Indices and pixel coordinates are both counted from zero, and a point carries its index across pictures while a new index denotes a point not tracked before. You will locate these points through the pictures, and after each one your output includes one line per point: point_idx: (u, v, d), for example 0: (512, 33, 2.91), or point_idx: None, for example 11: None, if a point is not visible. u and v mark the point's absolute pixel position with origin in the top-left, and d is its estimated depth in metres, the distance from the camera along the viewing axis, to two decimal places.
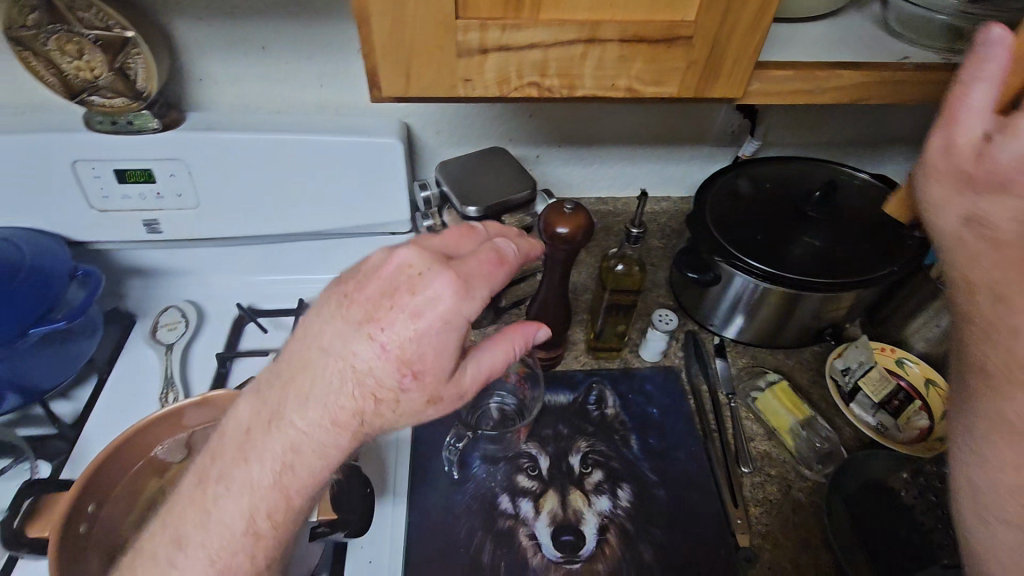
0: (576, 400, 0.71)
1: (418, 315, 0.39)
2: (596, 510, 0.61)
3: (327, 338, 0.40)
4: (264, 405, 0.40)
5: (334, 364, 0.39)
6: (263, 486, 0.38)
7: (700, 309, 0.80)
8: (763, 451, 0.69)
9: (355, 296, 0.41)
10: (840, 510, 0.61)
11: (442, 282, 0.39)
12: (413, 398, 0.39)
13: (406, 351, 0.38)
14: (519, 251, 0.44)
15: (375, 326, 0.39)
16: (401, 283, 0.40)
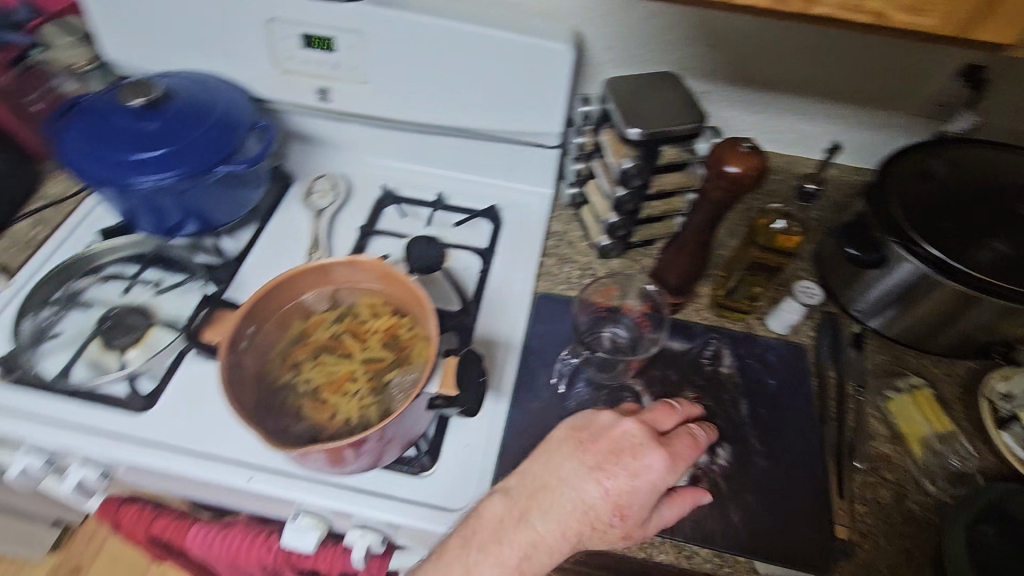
0: (691, 351, 0.69)
1: (633, 475, 0.47)
2: (691, 460, 0.61)
3: (564, 472, 0.48)
4: (511, 505, 0.49)
5: (570, 502, 0.47)
6: (507, 570, 0.47)
7: (848, 291, 0.72)
8: (882, 453, 0.64)
9: (588, 444, 0.49)
10: (959, 532, 0.55)
11: (656, 457, 0.47)
12: (619, 540, 0.48)
13: (619, 502, 0.47)
14: (708, 435, 0.51)
15: (599, 470, 0.47)
16: (625, 449, 0.48)
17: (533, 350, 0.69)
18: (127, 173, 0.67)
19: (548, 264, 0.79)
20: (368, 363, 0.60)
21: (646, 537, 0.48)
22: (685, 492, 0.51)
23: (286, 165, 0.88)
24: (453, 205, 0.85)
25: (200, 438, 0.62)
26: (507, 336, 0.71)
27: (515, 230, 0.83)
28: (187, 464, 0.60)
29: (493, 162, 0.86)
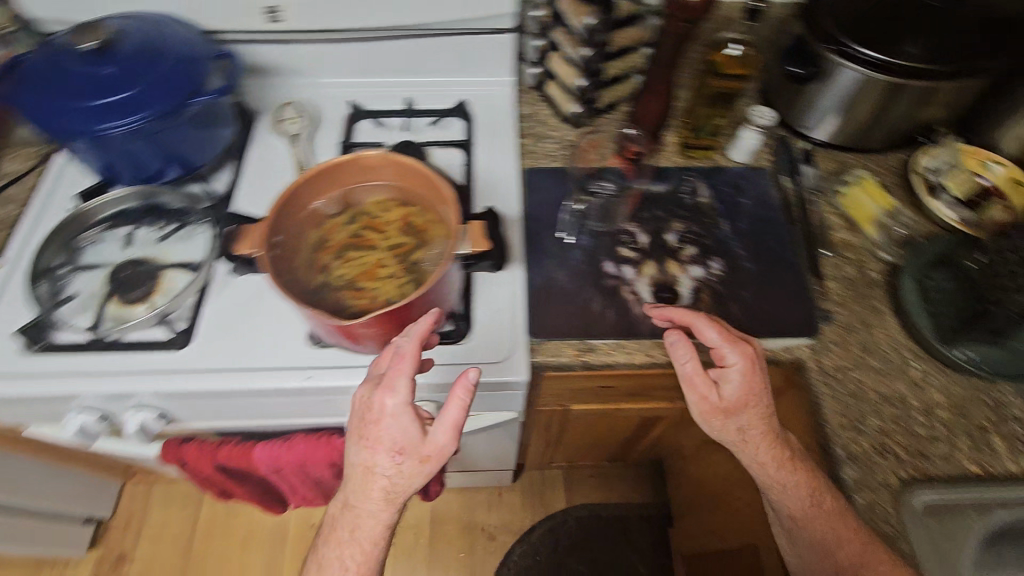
0: (671, 190, 0.77)
1: (382, 426, 0.56)
2: (690, 275, 0.70)
3: (352, 454, 0.58)
4: (344, 493, 0.60)
5: (362, 474, 0.57)
6: (363, 535, 0.60)
7: (794, 112, 0.82)
8: (842, 239, 0.75)
9: (352, 423, 0.58)
10: (909, 284, 0.70)
11: (381, 397, 0.55)
12: (415, 467, 0.56)
13: (386, 447, 0.56)
14: (413, 337, 0.57)
15: (366, 443, 0.56)
16: (364, 410, 0.57)
17: (532, 218, 0.75)
18: (94, 120, 0.65)
19: (525, 144, 0.84)
20: (393, 249, 0.64)
21: (440, 452, 0.56)
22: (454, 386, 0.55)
23: (247, 101, 0.87)
24: (422, 109, 0.87)
25: (248, 356, 0.66)
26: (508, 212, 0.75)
27: (487, 121, 0.87)
28: (246, 379, 0.64)
29: (453, 60, 0.88)
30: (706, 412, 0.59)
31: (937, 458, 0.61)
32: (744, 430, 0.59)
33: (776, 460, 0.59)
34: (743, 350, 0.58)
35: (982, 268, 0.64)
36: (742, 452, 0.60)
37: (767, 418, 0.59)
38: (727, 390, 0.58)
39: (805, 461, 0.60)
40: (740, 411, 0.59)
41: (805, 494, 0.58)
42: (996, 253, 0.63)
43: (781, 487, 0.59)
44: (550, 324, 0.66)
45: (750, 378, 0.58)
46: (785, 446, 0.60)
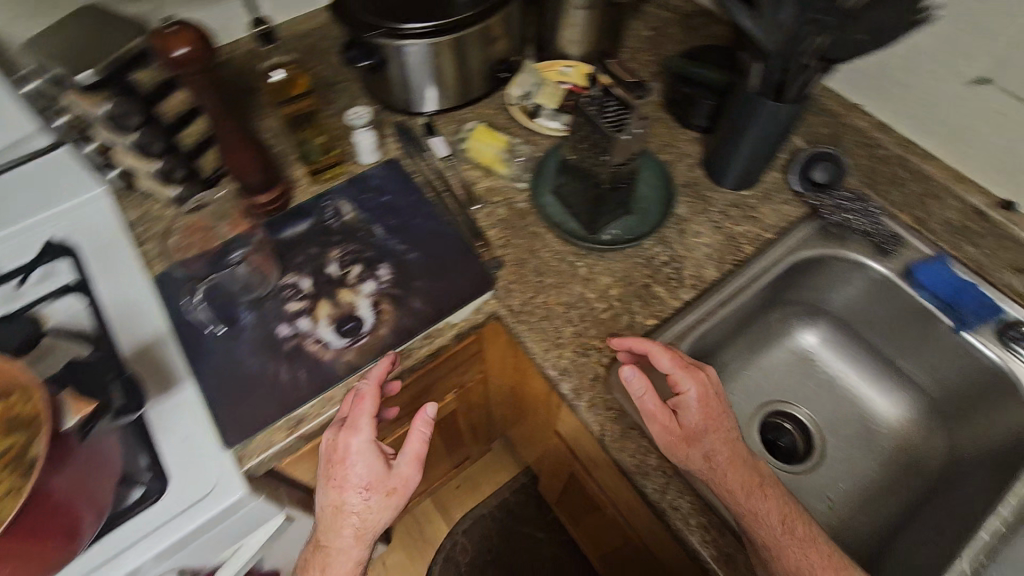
0: (315, 223, 0.74)
1: (344, 466, 0.57)
2: (365, 294, 0.69)
3: (325, 499, 0.58)
4: (316, 546, 0.60)
5: (331, 515, 0.58)
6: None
7: (394, 98, 0.85)
8: (486, 188, 0.80)
9: (322, 472, 0.59)
10: (550, 201, 0.78)
11: (352, 438, 0.57)
12: (382, 501, 0.58)
13: (350, 486, 0.57)
14: (373, 378, 0.59)
15: (334, 487, 0.57)
16: (331, 454, 0.58)
17: (184, 325, 0.67)
18: None
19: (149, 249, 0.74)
20: None
21: (406, 484, 0.58)
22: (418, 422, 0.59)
23: None
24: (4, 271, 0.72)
25: None
26: (152, 330, 0.66)
27: None
28: None
29: None
30: (670, 443, 0.57)
31: (625, 332, 0.69)
32: (709, 455, 0.56)
33: (744, 481, 0.55)
34: (697, 379, 0.59)
35: (586, 161, 0.71)
36: (710, 481, 0.56)
37: (728, 443, 0.57)
38: (687, 417, 0.57)
39: (771, 483, 0.57)
40: (700, 436, 0.57)
41: (777, 521, 0.54)
42: (581, 143, 0.70)
43: (752, 517, 0.54)
44: (246, 420, 0.61)
45: (705, 407, 0.58)
46: (755, 468, 0.57)
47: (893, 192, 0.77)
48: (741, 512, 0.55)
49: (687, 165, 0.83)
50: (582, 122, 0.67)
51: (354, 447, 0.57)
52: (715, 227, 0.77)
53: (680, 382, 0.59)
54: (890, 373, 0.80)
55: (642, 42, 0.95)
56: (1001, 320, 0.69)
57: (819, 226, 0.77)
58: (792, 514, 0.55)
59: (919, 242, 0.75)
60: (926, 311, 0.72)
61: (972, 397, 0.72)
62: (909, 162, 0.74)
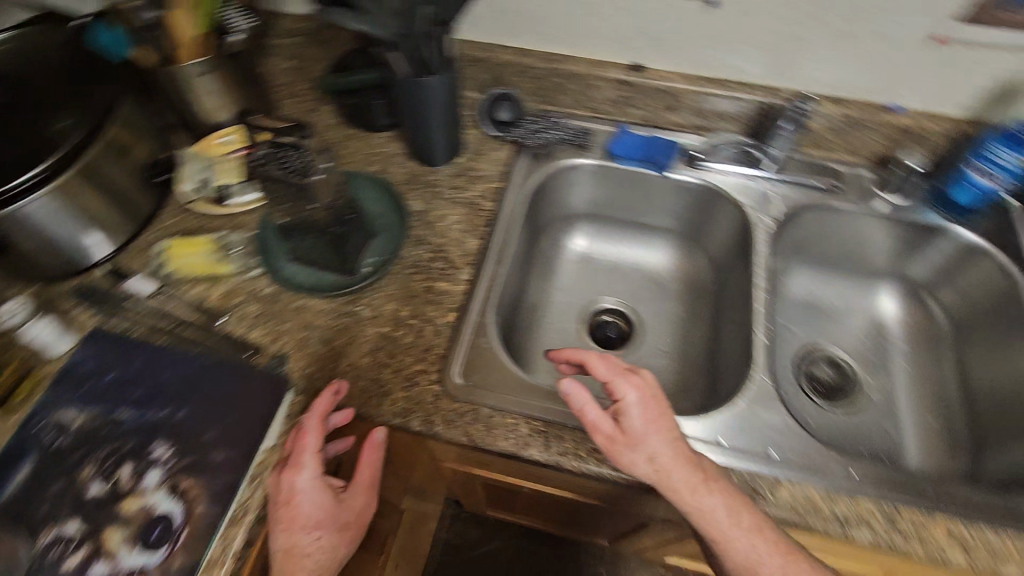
0: (39, 456, 0.59)
1: (296, 505, 0.56)
2: (154, 487, 0.57)
3: (275, 553, 0.55)
4: None
5: (282, 562, 0.55)
6: None
7: (47, 267, 0.69)
8: (221, 296, 0.71)
9: (272, 524, 0.56)
10: (292, 270, 0.72)
11: (303, 477, 0.56)
12: (340, 529, 0.59)
13: (300, 528, 0.56)
14: (320, 411, 0.59)
15: (281, 531, 0.55)
16: (281, 497, 0.56)
17: None
18: None
19: None
20: None
21: (357, 511, 0.61)
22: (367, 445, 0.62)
23: None
24: None
25: None
26: None
27: None
28: None
29: None
30: (613, 449, 0.55)
31: (436, 339, 0.68)
32: (653, 456, 0.54)
33: (689, 481, 0.53)
34: (633, 382, 0.57)
35: (297, 213, 0.69)
36: (659, 482, 0.54)
37: (673, 443, 0.54)
38: (629, 422, 0.55)
39: (722, 480, 0.55)
40: (643, 439, 0.54)
41: (728, 521, 0.53)
42: (282, 201, 0.68)
43: (700, 516, 0.53)
44: None
45: (646, 410, 0.56)
46: (701, 464, 0.55)
47: (563, 97, 0.88)
48: (692, 510, 0.53)
49: (398, 164, 0.84)
50: (271, 184, 0.65)
51: (304, 486, 0.56)
52: (453, 202, 0.80)
53: (619, 389, 0.57)
54: (643, 232, 0.93)
55: (286, 74, 0.91)
56: (682, 152, 0.85)
57: (529, 156, 0.85)
58: (738, 507, 0.54)
59: (600, 126, 0.88)
60: (635, 174, 0.85)
61: (698, 216, 0.88)
62: (558, 70, 0.84)
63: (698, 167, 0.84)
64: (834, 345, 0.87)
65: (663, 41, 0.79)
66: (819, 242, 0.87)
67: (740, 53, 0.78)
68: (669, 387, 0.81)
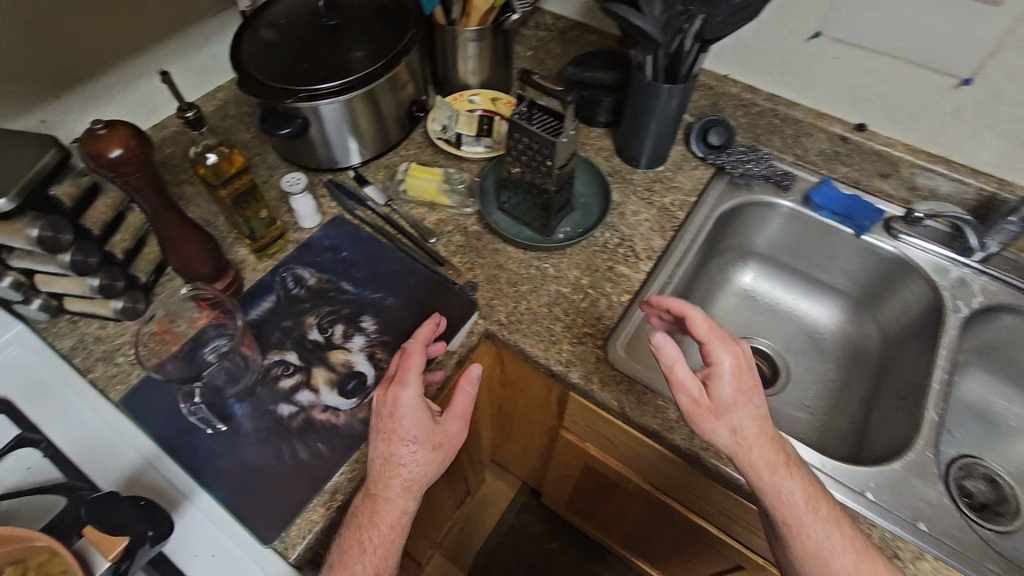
0: (280, 296, 0.72)
1: (396, 416, 0.57)
2: (358, 351, 0.68)
3: (377, 457, 0.57)
4: (367, 512, 0.57)
5: (381, 469, 0.57)
6: (385, 548, 0.56)
7: (319, 158, 0.84)
8: (436, 219, 0.83)
9: (377, 426, 0.58)
10: (499, 214, 0.82)
11: (404, 393, 0.57)
12: (432, 448, 0.58)
13: (398, 439, 0.56)
14: (417, 336, 0.62)
15: (378, 439, 0.57)
16: (383, 411, 0.58)
17: (172, 439, 0.62)
18: None
19: (100, 376, 0.67)
20: None
21: (450, 437, 0.59)
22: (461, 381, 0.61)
23: None
24: None
25: None
26: (136, 454, 0.62)
27: (37, 389, 0.67)
28: None
29: None
30: (697, 412, 0.57)
31: (607, 314, 0.74)
32: (737, 429, 0.57)
33: (771, 462, 0.56)
34: (732, 351, 0.58)
35: (528, 171, 0.75)
36: (738, 454, 0.57)
37: (759, 421, 0.57)
38: (718, 388, 0.57)
39: (795, 460, 0.58)
40: (728, 409, 0.57)
41: (802, 499, 0.57)
42: (519, 155, 0.74)
43: (777, 496, 0.56)
44: (277, 509, 0.58)
45: (738, 380, 0.57)
46: (781, 445, 0.58)
47: (774, 139, 0.91)
48: (765, 488, 0.57)
49: (605, 158, 0.92)
50: (518, 137, 0.72)
51: (391, 402, 0.57)
52: (646, 202, 0.86)
53: (713, 353, 0.59)
54: (819, 288, 0.93)
55: (527, 64, 1.03)
56: (885, 219, 0.84)
57: (727, 181, 0.89)
58: (814, 492, 0.57)
59: (805, 175, 0.89)
60: (829, 226, 0.85)
61: (884, 285, 0.86)
62: (781, 112, 0.88)
63: (898, 236, 0.82)
64: (997, 466, 0.81)
65: (897, 109, 0.80)
66: (1017, 354, 0.81)
67: (979, 137, 0.77)
68: (804, 439, 0.79)
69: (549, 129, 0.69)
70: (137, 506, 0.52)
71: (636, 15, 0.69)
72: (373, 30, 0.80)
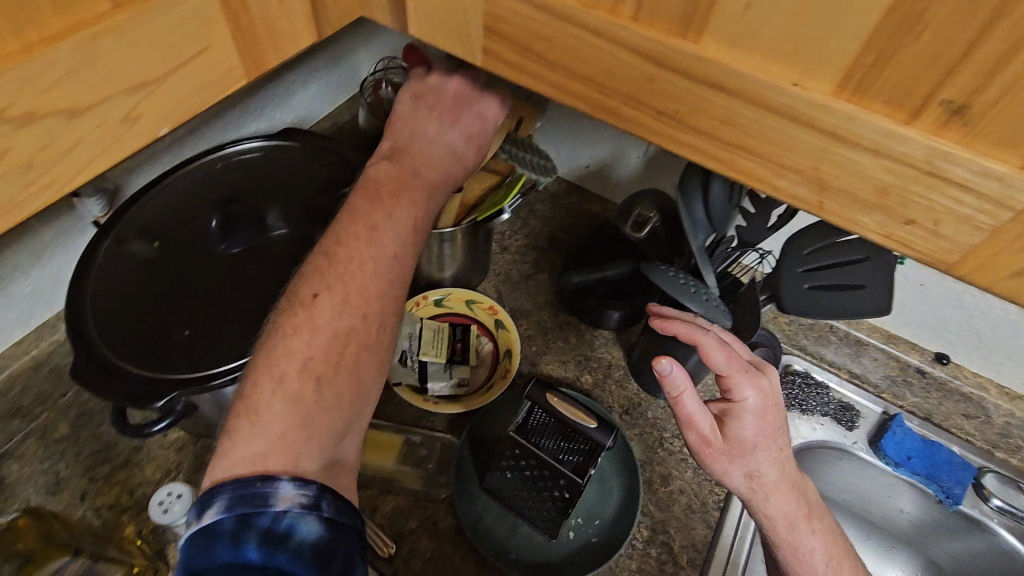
0: None
1: (479, 114, 0.47)
2: None
3: (420, 165, 0.45)
4: (365, 276, 0.40)
5: (441, 159, 0.46)
6: (355, 346, 0.39)
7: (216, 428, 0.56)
8: (393, 510, 0.58)
9: (436, 103, 0.46)
10: (487, 505, 0.58)
11: (492, 99, 0.47)
12: (468, 146, 0.47)
13: (473, 133, 0.47)
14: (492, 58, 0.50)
15: (431, 121, 0.46)
16: (465, 96, 0.46)
17: None
18: None
19: None
20: None
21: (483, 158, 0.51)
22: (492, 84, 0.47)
23: None
24: None
25: None
26: None
27: None
28: None
29: None
30: (708, 453, 0.47)
31: None
32: (754, 474, 0.46)
33: (791, 516, 0.47)
34: (757, 384, 0.45)
35: (533, 489, 0.55)
36: (753, 500, 0.47)
37: (784, 466, 0.47)
38: (737, 431, 0.46)
39: (817, 512, 0.49)
40: (747, 450, 0.46)
41: (821, 559, 0.47)
42: (525, 472, 0.56)
43: (791, 551, 0.48)
44: None
45: (761, 421, 0.45)
46: (803, 493, 0.48)
47: (826, 352, 0.72)
48: (781, 537, 0.48)
49: (617, 381, 0.70)
50: (528, 455, 0.55)
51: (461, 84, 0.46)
52: (679, 459, 0.65)
53: (734, 386, 0.45)
54: (879, 535, 0.74)
55: (511, 233, 0.80)
56: (973, 472, 0.65)
57: None
58: (838, 553, 0.48)
59: (868, 404, 0.70)
60: (903, 482, 0.67)
61: (974, 559, 0.67)
62: (840, 330, 0.72)
63: (991, 499, 0.64)
64: None
65: (994, 346, 0.63)
66: None
67: None
68: None
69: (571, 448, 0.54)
70: None
71: (694, 299, 0.48)
72: (301, 250, 0.55)
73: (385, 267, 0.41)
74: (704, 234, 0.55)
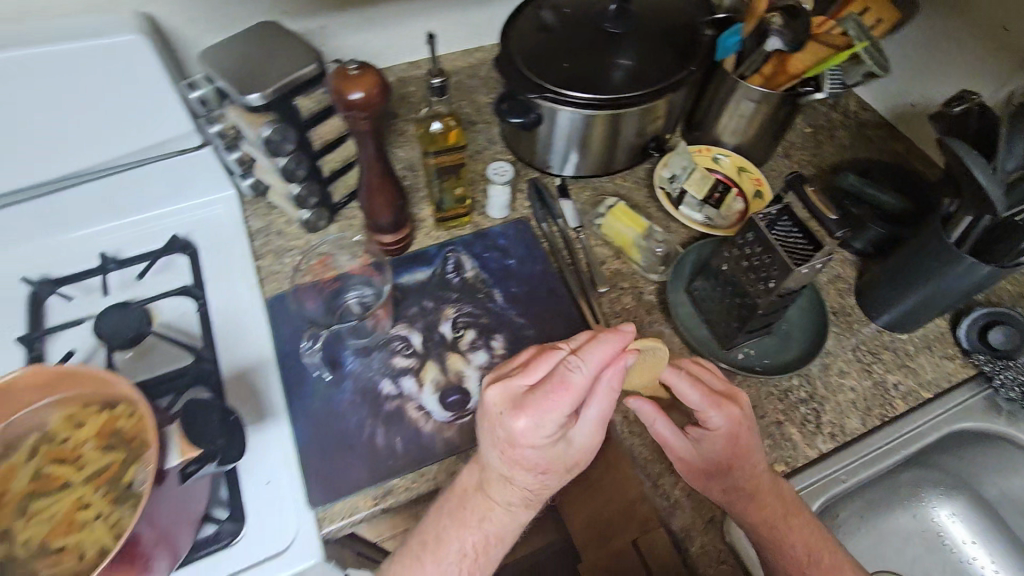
0: (435, 274, 0.71)
1: (515, 450, 0.47)
2: (475, 366, 0.64)
3: (496, 534, 0.51)
4: (482, 470, 0.51)
5: (501, 463, 0.49)
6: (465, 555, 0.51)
7: (535, 152, 0.80)
8: (615, 270, 0.75)
9: (508, 451, 0.48)
10: (682, 298, 0.72)
11: (519, 422, 0.46)
12: (532, 471, 0.49)
13: (500, 436, 0.47)
14: (601, 354, 0.47)
15: (493, 429, 0.48)
16: (496, 422, 0.47)
17: (290, 357, 0.65)
18: None
19: (265, 265, 0.73)
20: (95, 479, 0.50)
21: (588, 453, 0.50)
22: (541, 406, 0.46)
23: None
24: (128, 258, 0.72)
25: None
26: (257, 354, 0.66)
27: (217, 247, 0.75)
28: None
29: (160, 186, 0.73)
30: (690, 470, 0.56)
31: None
32: (732, 489, 0.54)
33: (772, 517, 0.54)
34: (726, 412, 0.52)
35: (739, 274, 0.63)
36: (735, 508, 0.54)
37: (761, 478, 0.55)
38: (702, 447, 0.54)
39: (794, 510, 0.55)
40: (721, 471, 0.54)
41: (800, 547, 0.53)
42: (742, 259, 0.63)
43: (773, 548, 0.53)
44: (334, 480, 0.58)
45: (722, 450, 0.53)
46: (780, 494, 0.55)
47: None
48: (767, 539, 0.53)
49: (838, 290, 0.75)
50: (757, 244, 0.60)
51: (498, 401, 0.47)
52: (862, 368, 0.69)
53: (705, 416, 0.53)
54: None
55: (799, 145, 0.86)
56: None
57: (985, 395, 0.67)
58: (818, 543, 0.54)
59: None
60: None
61: None
62: None
63: None
64: None
65: None
66: None
67: None
68: None
69: (794, 253, 0.56)
70: (224, 422, 0.51)
71: (985, 173, 0.53)
72: (650, 48, 0.73)
73: (480, 521, 0.51)
74: (1011, 163, 0.57)
